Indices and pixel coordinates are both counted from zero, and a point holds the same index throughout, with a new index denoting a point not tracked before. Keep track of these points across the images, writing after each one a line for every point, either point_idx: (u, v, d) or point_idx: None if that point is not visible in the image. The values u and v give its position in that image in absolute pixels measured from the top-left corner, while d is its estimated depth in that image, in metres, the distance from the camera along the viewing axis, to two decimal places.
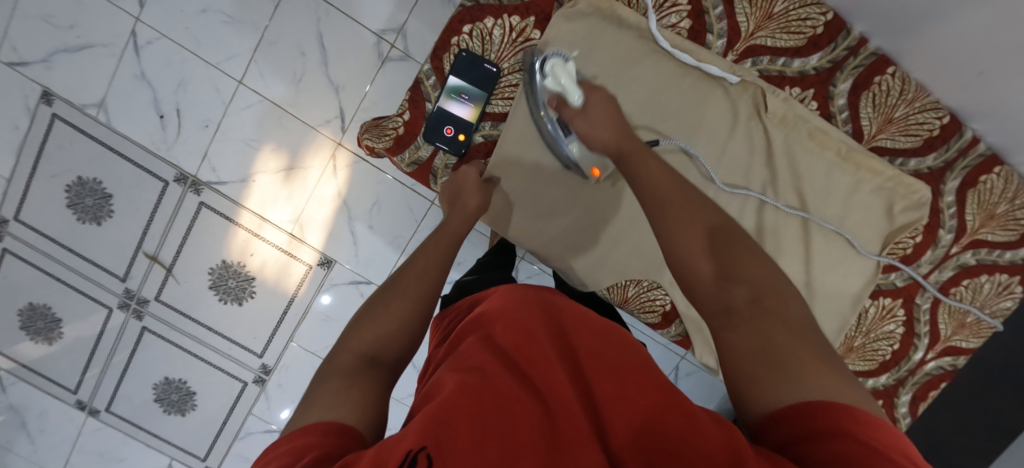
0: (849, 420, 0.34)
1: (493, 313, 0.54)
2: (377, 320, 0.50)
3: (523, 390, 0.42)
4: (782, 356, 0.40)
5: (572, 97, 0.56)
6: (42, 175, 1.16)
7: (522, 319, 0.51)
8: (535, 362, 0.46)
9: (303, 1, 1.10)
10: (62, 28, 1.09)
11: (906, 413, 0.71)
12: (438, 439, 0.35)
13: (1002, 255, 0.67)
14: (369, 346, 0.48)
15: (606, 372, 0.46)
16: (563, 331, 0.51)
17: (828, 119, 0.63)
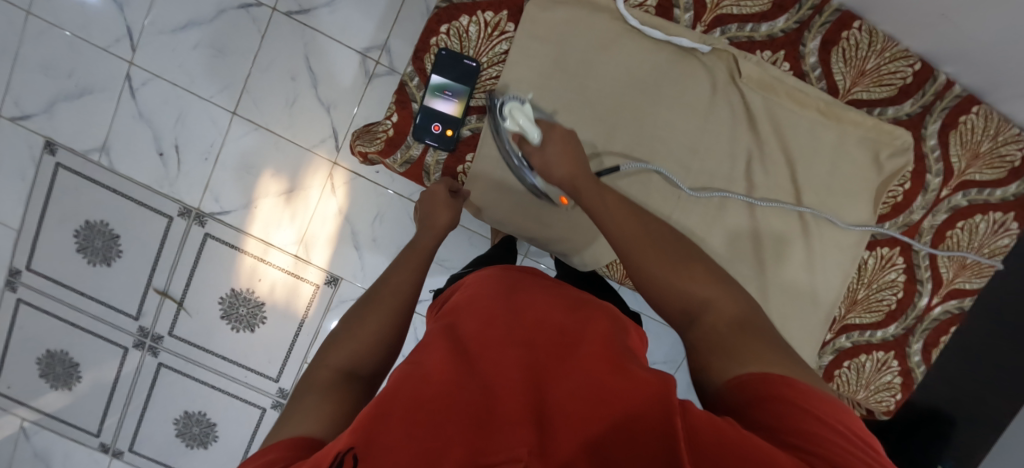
0: (788, 388, 0.36)
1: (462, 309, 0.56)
2: (366, 325, 0.53)
3: (468, 373, 0.43)
4: (731, 338, 0.42)
5: (531, 135, 0.57)
6: (51, 222, 1.19)
7: (482, 314, 0.52)
8: (481, 348, 0.46)
9: (289, 28, 1.14)
10: (60, 78, 1.13)
11: (919, 361, 0.71)
12: (368, 435, 0.34)
13: (992, 193, 0.68)
14: (345, 361, 0.50)
15: (551, 349, 0.46)
16: (512, 315, 0.51)
17: (801, 78, 0.65)
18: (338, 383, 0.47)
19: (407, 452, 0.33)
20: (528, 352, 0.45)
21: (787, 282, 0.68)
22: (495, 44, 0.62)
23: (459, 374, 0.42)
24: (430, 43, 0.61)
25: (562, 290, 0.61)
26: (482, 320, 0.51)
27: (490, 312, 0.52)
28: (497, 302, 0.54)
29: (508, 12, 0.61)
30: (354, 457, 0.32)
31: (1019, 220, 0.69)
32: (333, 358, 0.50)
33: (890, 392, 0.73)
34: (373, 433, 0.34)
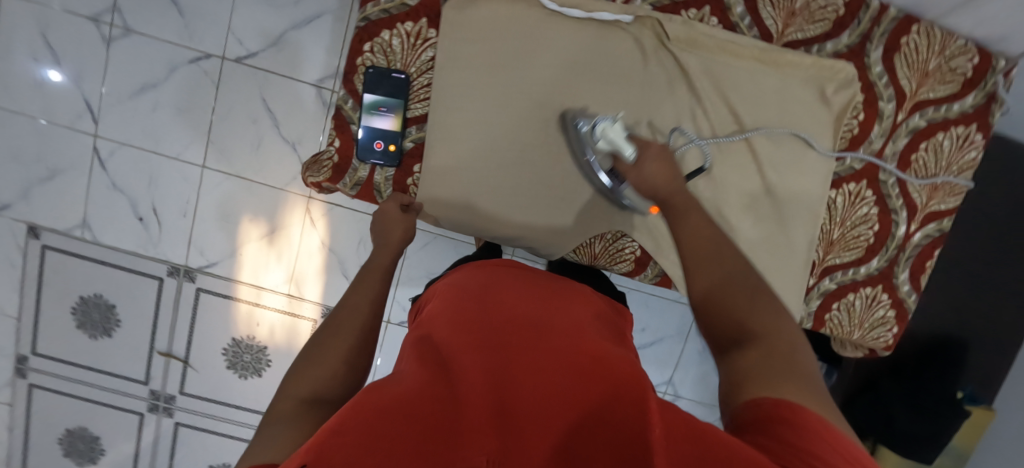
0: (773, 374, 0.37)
1: (440, 317, 0.57)
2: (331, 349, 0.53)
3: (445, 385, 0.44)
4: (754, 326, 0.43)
5: (626, 153, 0.57)
6: (48, 304, 1.21)
7: (462, 324, 0.53)
8: (461, 361, 0.47)
9: (242, 74, 1.15)
10: (31, 162, 1.15)
11: (908, 290, 0.70)
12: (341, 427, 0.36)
13: (949, 108, 0.67)
14: (309, 390, 0.48)
15: (521, 352, 0.49)
16: (485, 320, 0.54)
17: (732, 30, 0.63)
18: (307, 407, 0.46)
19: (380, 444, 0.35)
20: (498, 358, 0.48)
21: (758, 234, 0.68)
22: (421, 52, 0.62)
23: (432, 380, 0.45)
24: (357, 63, 0.61)
25: (539, 284, 0.63)
26: (455, 325, 0.53)
27: (462, 316, 0.55)
28: (470, 305, 0.57)
29: (427, 19, 0.61)
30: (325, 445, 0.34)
31: (981, 130, 0.67)
32: (295, 388, 0.48)
33: (886, 327, 0.72)
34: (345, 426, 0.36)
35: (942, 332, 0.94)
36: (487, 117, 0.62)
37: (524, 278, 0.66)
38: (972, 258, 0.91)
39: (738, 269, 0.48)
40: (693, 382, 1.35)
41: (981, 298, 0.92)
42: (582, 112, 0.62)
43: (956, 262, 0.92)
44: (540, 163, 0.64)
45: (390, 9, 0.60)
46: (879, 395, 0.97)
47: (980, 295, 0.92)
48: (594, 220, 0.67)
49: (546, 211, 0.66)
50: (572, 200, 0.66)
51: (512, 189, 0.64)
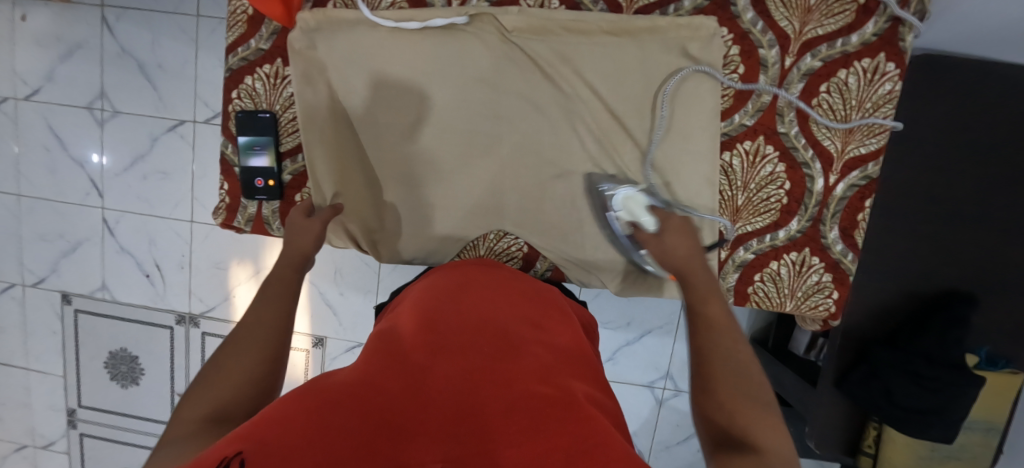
0: None
1: (412, 310, 0.52)
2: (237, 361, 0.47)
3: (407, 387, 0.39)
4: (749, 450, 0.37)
5: (644, 221, 0.58)
6: (86, 360, 1.37)
7: (434, 323, 0.48)
8: (429, 361, 0.42)
9: (211, 131, 1.24)
10: (57, 239, 1.33)
11: (840, 250, 0.63)
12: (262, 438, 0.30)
13: (848, 41, 0.59)
14: (214, 409, 0.42)
15: (485, 362, 0.43)
16: (446, 325, 0.48)
17: (576, 9, 0.61)
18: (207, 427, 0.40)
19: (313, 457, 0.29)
20: (462, 365, 0.42)
21: (653, 209, 0.64)
22: (282, 90, 0.65)
23: (394, 377, 0.40)
24: (228, 111, 0.66)
25: (506, 293, 0.58)
26: (417, 328, 0.48)
27: (421, 319, 0.49)
28: (430, 310, 0.51)
29: (281, 58, 0.64)
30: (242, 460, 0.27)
31: (895, 59, 0.59)
32: (193, 410, 0.41)
33: (823, 293, 0.65)
34: (269, 439, 0.29)
35: (949, 285, 0.77)
36: (353, 146, 0.65)
37: (502, 279, 0.61)
38: (971, 198, 0.74)
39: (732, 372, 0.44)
40: None
41: (987, 239, 0.75)
42: (608, 179, 0.63)
43: (947, 207, 0.75)
44: (429, 178, 0.66)
45: (248, 56, 0.64)
46: (873, 366, 0.80)
47: (985, 237, 0.75)
48: (479, 218, 0.67)
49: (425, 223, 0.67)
50: (448, 208, 0.67)
51: (390, 207, 0.68)
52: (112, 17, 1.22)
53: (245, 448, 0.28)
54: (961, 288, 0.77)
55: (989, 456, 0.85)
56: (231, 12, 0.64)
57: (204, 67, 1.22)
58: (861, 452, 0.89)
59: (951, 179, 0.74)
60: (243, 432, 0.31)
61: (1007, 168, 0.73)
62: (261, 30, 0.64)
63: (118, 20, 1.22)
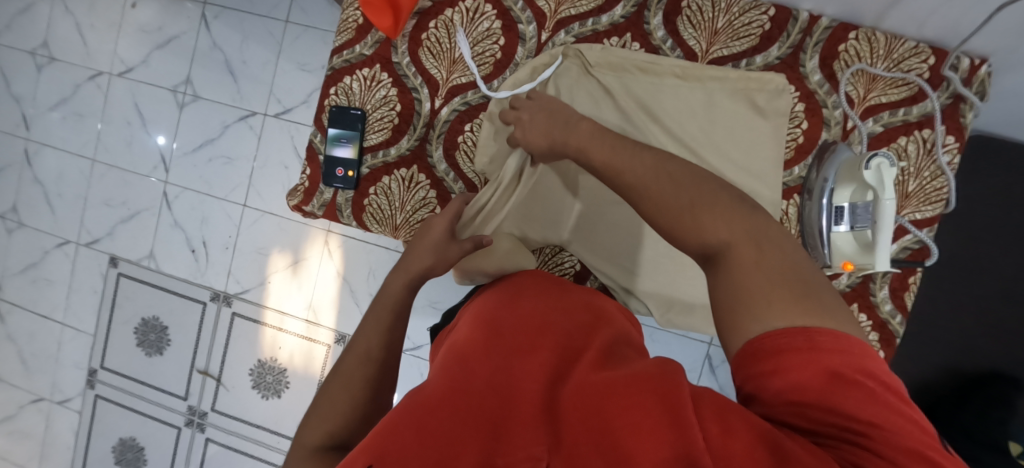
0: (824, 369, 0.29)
1: (480, 311, 0.55)
2: (339, 389, 0.50)
3: (488, 378, 0.41)
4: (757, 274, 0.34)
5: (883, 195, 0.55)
6: (118, 323, 1.42)
7: (500, 319, 0.50)
8: (502, 352, 0.44)
9: (278, 125, 1.32)
10: (118, 204, 1.41)
11: (889, 310, 0.64)
12: (381, 451, 0.34)
13: (908, 111, 0.63)
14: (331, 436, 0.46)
15: (557, 357, 0.44)
16: (512, 325, 0.49)
17: (655, 52, 0.66)
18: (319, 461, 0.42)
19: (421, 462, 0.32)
20: (536, 360, 0.43)
21: None
22: (376, 92, 0.71)
23: (474, 368, 0.42)
24: (323, 104, 0.72)
25: (568, 291, 0.57)
26: (486, 324, 0.50)
27: (487, 321, 0.50)
28: (496, 311, 0.52)
29: (380, 64, 0.71)
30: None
31: (953, 134, 0.62)
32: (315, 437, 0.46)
33: None
34: (386, 452, 0.33)
35: (991, 367, 0.76)
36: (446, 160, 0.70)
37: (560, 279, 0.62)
38: (1017, 277, 0.74)
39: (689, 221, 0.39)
40: None
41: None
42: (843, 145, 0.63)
43: (992, 286, 0.76)
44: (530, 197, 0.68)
45: (351, 59, 0.71)
46: None
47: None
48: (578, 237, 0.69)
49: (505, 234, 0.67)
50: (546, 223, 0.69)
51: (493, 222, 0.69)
52: (211, 14, 1.35)
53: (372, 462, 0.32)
54: (1005, 371, 0.75)
55: None
56: (343, 19, 0.72)
57: (284, 69, 1.31)
58: None
59: (994, 259, 0.75)
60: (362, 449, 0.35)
61: None
62: (367, 38, 0.71)
63: (216, 18, 1.34)
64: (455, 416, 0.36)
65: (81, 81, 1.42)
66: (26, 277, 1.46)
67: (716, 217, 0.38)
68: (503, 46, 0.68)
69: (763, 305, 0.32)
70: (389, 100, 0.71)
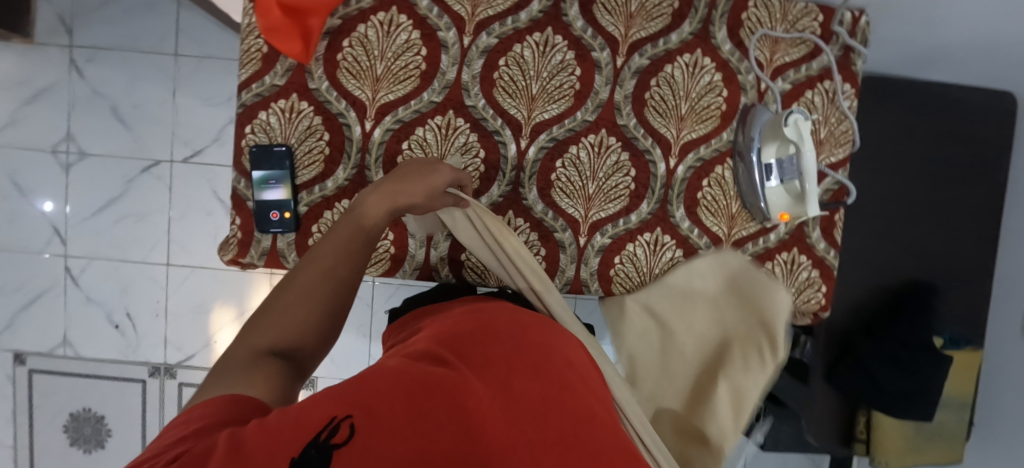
0: None
1: (490, 308, 0.51)
2: (293, 309, 0.49)
3: (501, 383, 0.37)
4: None
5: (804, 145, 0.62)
6: (42, 425, 1.25)
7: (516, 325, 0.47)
8: (515, 363, 0.40)
9: (190, 171, 1.20)
10: (11, 292, 1.22)
11: (824, 249, 0.70)
12: (369, 409, 0.31)
13: (809, 67, 0.68)
14: (270, 341, 0.46)
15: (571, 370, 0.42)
16: (522, 324, 0.47)
17: (577, 42, 0.67)
18: (259, 356, 0.44)
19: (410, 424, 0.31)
20: (553, 386, 0.38)
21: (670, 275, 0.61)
22: (298, 124, 0.66)
23: (485, 371, 0.38)
24: (241, 146, 0.66)
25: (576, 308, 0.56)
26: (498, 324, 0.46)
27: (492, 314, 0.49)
28: (502, 309, 0.50)
29: (297, 93, 0.66)
30: (351, 424, 0.30)
31: (849, 82, 0.69)
32: (257, 336, 0.46)
33: (815, 287, 0.71)
34: (372, 412, 0.31)
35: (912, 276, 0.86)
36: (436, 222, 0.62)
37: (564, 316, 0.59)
38: (914, 195, 0.85)
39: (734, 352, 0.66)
40: None
41: (939, 231, 0.86)
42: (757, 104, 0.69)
43: (899, 208, 0.85)
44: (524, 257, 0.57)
45: (262, 92, 0.66)
46: (857, 357, 0.86)
47: (934, 230, 0.86)
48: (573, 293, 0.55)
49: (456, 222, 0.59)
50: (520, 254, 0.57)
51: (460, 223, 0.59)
52: (82, 60, 1.19)
53: (353, 413, 0.31)
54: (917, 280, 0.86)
55: (965, 433, 0.93)
56: (244, 49, 0.65)
57: (183, 108, 1.19)
58: (854, 439, 0.95)
59: (896, 182, 0.85)
60: (346, 396, 0.33)
61: (943, 173, 0.85)
62: (276, 67, 0.65)
63: (88, 62, 1.19)
64: (456, 398, 0.33)
65: None
66: None
67: None
68: (426, 56, 0.66)
69: None
70: (315, 130, 0.66)
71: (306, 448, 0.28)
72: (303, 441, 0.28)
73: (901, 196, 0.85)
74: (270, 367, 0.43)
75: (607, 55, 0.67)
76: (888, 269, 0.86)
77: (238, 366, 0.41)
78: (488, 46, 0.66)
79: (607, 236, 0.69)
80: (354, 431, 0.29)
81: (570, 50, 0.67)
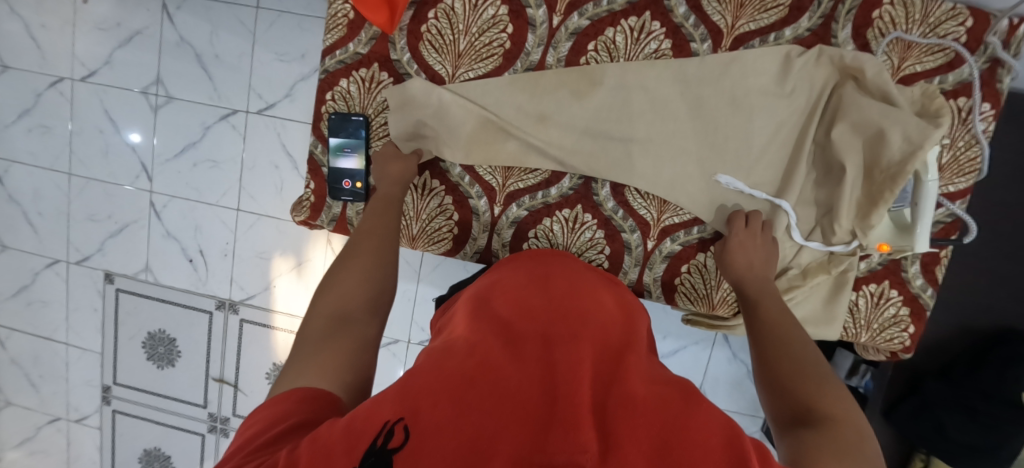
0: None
1: (491, 285, 0.52)
2: (349, 278, 0.51)
3: (520, 357, 0.38)
4: (806, 386, 0.43)
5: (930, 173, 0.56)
6: (124, 339, 1.39)
7: (520, 293, 0.48)
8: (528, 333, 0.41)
9: (262, 122, 1.24)
10: (105, 218, 1.34)
11: (922, 286, 0.63)
12: (414, 407, 0.31)
13: (944, 80, 0.60)
14: (336, 310, 0.47)
15: (600, 358, 0.40)
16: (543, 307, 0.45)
17: (676, 32, 0.61)
18: (338, 329, 0.45)
19: (453, 441, 0.30)
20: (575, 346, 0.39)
21: (703, 187, 0.64)
22: (376, 94, 0.66)
23: (503, 345, 0.39)
24: (321, 112, 0.68)
25: (601, 288, 0.53)
26: (506, 300, 0.47)
27: (514, 302, 0.47)
28: (524, 292, 0.48)
29: (379, 63, 0.65)
30: (403, 428, 0.30)
31: (989, 101, 0.59)
32: (327, 309, 0.47)
33: (900, 327, 0.64)
34: (421, 409, 0.31)
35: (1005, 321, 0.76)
36: (471, 91, 0.64)
37: (561, 253, 0.60)
38: None
39: (813, 355, 0.47)
40: (731, 394, 1.23)
41: None
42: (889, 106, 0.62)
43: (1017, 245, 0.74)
44: (588, 103, 0.64)
45: (345, 60, 0.66)
46: (924, 398, 0.77)
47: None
48: (658, 143, 0.64)
49: (472, 74, 0.64)
50: (570, 88, 0.63)
51: (502, 90, 0.64)
52: (173, 5, 1.23)
53: (403, 416, 0.31)
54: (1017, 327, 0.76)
55: None
56: (332, 14, 0.65)
57: (261, 60, 1.22)
58: None
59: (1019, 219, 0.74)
60: (389, 396, 0.33)
61: None
62: (360, 35, 0.65)
63: (179, 8, 1.23)
64: (486, 388, 0.33)
65: (42, 89, 1.31)
66: (20, 301, 1.41)
67: (815, 368, 0.45)
68: (511, 34, 0.63)
69: (793, 383, 0.44)
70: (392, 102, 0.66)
71: (364, 457, 0.29)
72: (362, 448, 0.29)
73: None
74: (351, 334, 0.45)
75: (707, 47, 0.61)
76: (989, 312, 0.77)
77: (314, 358, 0.41)
78: (578, 29, 0.62)
79: (677, 243, 0.66)
80: (411, 431, 0.30)
81: (667, 39, 0.61)
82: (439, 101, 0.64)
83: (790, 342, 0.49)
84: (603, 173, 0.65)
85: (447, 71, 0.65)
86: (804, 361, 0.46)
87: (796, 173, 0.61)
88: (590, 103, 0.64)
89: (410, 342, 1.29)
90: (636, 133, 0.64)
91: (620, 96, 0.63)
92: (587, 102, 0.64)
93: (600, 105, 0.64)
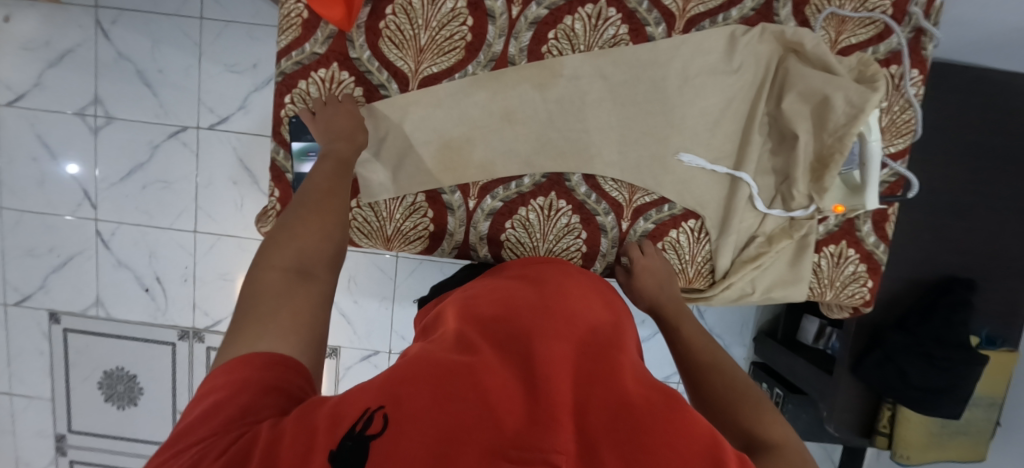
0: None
1: (481, 288, 0.50)
2: (307, 234, 0.47)
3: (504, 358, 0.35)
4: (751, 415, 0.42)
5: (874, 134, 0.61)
6: (76, 381, 1.29)
7: (507, 294, 0.45)
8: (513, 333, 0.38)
9: (216, 137, 1.19)
10: (46, 253, 1.24)
11: (874, 242, 0.67)
12: (396, 397, 0.29)
13: (877, 50, 0.64)
14: (293, 259, 0.44)
15: (584, 355, 0.38)
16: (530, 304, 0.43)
17: (631, 16, 0.63)
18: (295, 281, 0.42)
19: (428, 427, 0.27)
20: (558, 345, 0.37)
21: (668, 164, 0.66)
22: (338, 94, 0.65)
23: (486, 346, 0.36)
24: (281, 116, 0.66)
25: (589, 289, 0.50)
26: (493, 300, 0.45)
27: (501, 299, 0.44)
28: (512, 291, 0.46)
29: (338, 62, 0.64)
30: (384, 415, 0.28)
31: (917, 67, 0.64)
32: (278, 256, 0.44)
33: (859, 282, 0.68)
34: (403, 399, 0.29)
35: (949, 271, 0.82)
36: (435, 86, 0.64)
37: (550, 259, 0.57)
38: (971, 189, 0.80)
39: (750, 382, 0.46)
40: None
41: (994, 227, 0.81)
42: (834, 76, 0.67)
43: (952, 201, 0.81)
44: (553, 90, 0.65)
45: (302, 60, 0.64)
46: (887, 350, 0.82)
47: (986, 229, 0.81)
48: (621, 125, 0.65)
49: (435, 68, 0.64)
50: (534, 77, 0.64)
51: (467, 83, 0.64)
52: (107, 20, 1.16)
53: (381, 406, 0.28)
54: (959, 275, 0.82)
55: (988, 431, 0.91)
56: (284, 14, 0.64)
57: (210, 72, 1.17)
58: (876, 433, 0.90)
59: (951, 176, 0.80)
60: (374, 389, 0.31)
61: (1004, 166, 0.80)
62: (316, 34, 0.64)
63: (113, 23, 1.16)
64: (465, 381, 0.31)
65: None
66: None
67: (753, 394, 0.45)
68: (471, 27, 0.63)
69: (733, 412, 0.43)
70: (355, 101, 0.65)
71: (341, 441, 0.26)
72: (338, 433, 0.27)
73: (959, 189, 0.81)
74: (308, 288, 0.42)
75: (662, 30, 0.63)
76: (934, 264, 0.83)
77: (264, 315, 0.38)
78: (537, 18, 0.63)
79: (650, 222, 0.68)
80: (390, 420, 0.27)
81: (623, 24, 0.63)
82: (407, 98, 0.64)
83: (728, 375, 0.48)
84: (574, 158, 0.66)
85: (410, 67, 0.64)
86: (742, 389, 0.45)
87: (751, 144, 0.64)
88: (553, 90, 0.65)
89: (391, 352, 1.26)
90: (602, 118, 0.65)
91: (583, 82, 0.64)
92: (550, 89, 0.65)
93: (564, 92, 0.65)
